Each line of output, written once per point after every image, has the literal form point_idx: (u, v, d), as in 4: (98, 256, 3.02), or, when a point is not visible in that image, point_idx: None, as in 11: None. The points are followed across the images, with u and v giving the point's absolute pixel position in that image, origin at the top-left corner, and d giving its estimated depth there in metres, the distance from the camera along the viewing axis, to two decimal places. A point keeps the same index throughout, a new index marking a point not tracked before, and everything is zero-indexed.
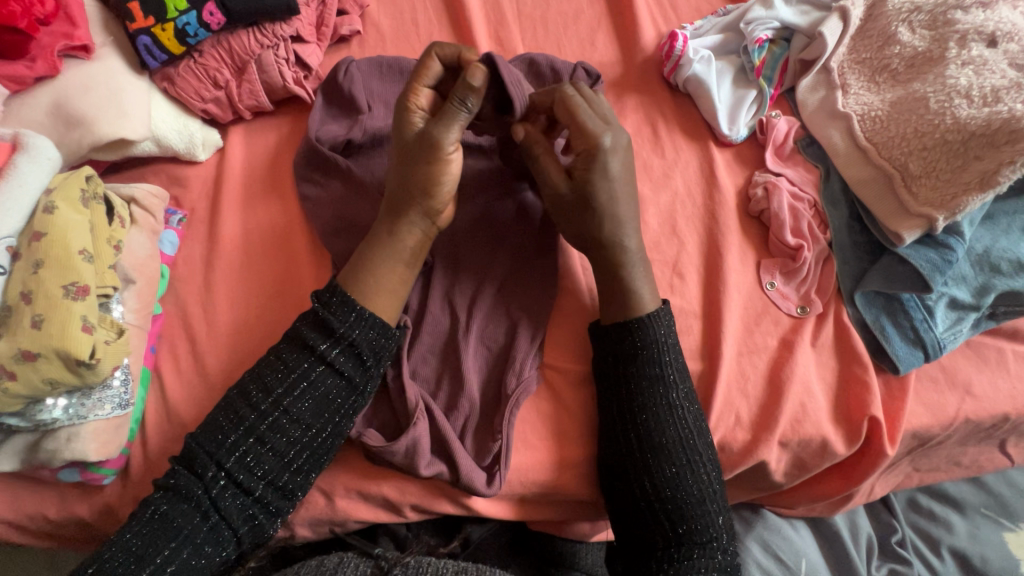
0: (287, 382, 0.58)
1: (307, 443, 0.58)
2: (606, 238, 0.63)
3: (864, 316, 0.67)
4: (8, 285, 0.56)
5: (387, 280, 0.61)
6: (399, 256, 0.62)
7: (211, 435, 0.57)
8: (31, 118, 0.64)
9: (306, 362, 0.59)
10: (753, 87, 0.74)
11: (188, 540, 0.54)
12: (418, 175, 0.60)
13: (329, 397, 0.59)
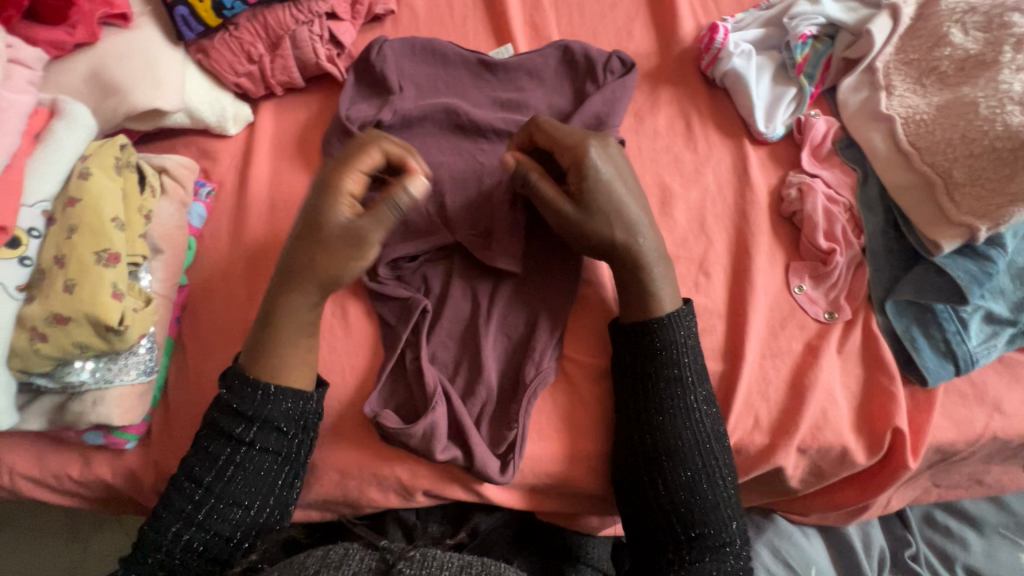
0: (214, 470, 0.59)
1: (250, 521, 0.60)
2: (620, 240, 0.61)
3: (894, 325, 0.65)
4: (42, 248, 0.57)
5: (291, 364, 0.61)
6: (304, 328, 0.62)
7: (153, 529, 0.58)
8: (69, 85, 0.65)
9: (228, 448, 0.59)
10: (792, 85, 0.72)
11: (186, 546, 0.57)
12: (324, 263, 0.61)
13: (262, 473, 0.60)
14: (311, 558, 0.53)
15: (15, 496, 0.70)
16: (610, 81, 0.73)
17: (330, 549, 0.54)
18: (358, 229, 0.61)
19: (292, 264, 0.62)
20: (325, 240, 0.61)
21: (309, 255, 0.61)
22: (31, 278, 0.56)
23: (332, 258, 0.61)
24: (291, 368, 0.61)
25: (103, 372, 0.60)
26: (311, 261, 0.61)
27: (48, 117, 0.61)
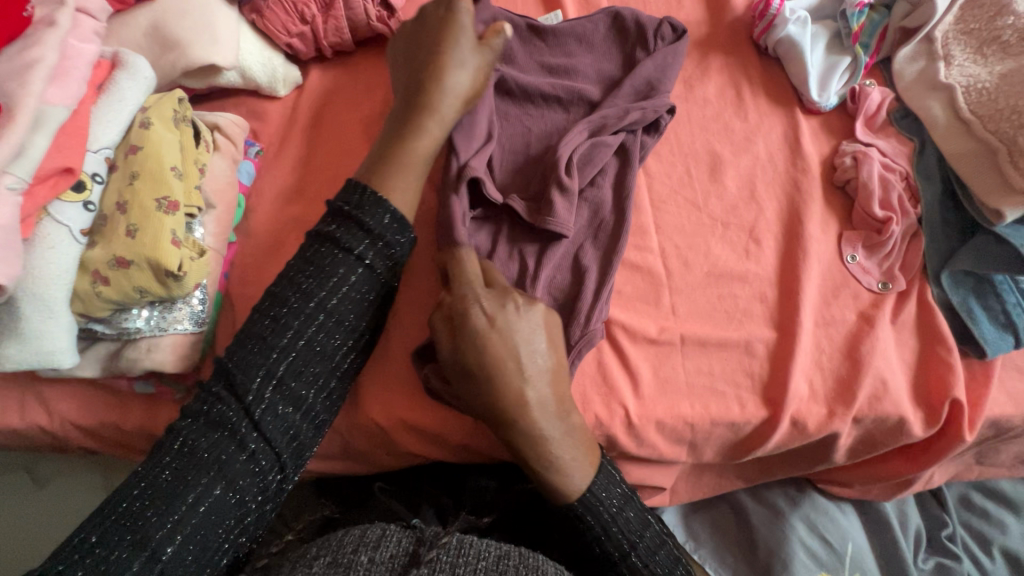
0: (327, 285, 0.56)
1: (352, 345, 0.58)
2: (509, 411, 0.54)
3: (951, 297, 0.64)
4: (105, 194, 0.58)
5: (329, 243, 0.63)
6: (420, 152, 0.61)
7: (246, 356, 0.54)
8: (129, 38, 0.66)
9: (345, 265, 0.56)
10: (847, 54, 0.71)
11: (292, 364, 0.55)
12: (427, 75, 0.61)
13: (365, 299, 0.58)
14: (350, 536, 0.51)
15: (66, 444, 0.72)
16: (660, 47, 0.73)
17: (366, 529, 0.53)
18: (461, 56, 0.62)
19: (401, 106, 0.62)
20: (444, 83, 0.61)
21: (418, 81, 0.62)
22: (94, 223, 0.57)
23: (456, 88, 0.62)
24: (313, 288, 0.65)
25: (158, 320, 0.61)
26: (423, 94, 0.61)
27: (110, 68, 0.62)
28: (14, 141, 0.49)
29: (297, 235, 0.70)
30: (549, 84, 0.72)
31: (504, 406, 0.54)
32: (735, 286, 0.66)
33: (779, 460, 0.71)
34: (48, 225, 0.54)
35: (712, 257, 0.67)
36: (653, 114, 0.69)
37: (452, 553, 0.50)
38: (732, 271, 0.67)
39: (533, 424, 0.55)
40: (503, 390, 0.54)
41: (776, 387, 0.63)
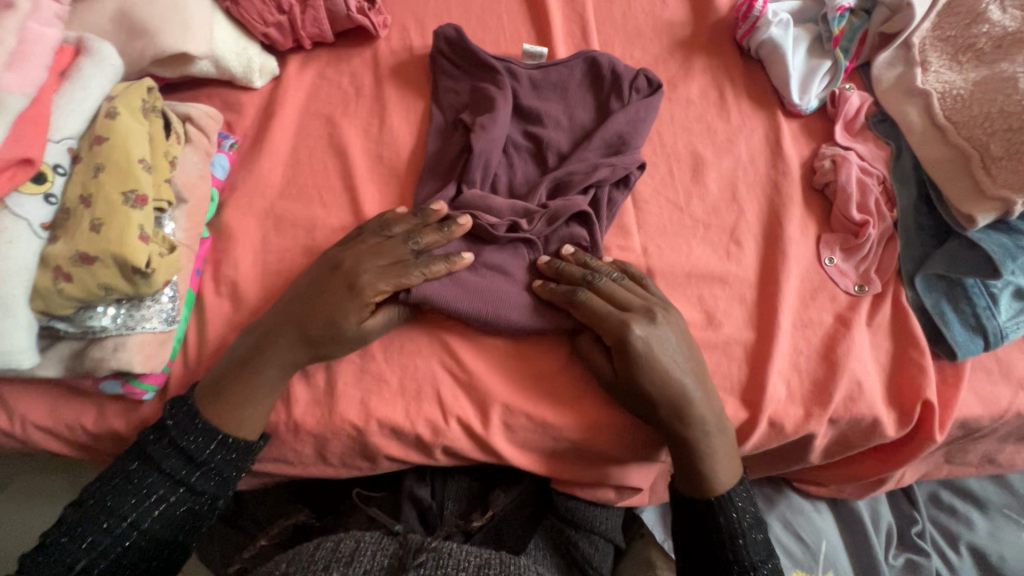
0: (205, 435, 0.59)
1: (213, 477, 0.59)
2: (676, 392, 0.58)
3: (924, 300, 0.65)
4: (67, 187, 0.55)
5: (246, 426, 0.60)
6: (268, 390, 0.61)
7: (118, 492, 0.56)
8: (95, 24, 0.62)
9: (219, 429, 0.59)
10: (828, 58, 0.72)
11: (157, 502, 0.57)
12: (316, 323, 0.59)
13: (227, 458, 0.60)
14: (322, 550, 0.52)
15: (27, 448, 0.69)
16: (639, 91, 0.71)
17: (340, 541, 0.54)
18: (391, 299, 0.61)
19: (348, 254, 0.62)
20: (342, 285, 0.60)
21: (298, 330, 0.60)
22: (55, 217, 0.55)
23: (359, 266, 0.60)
24: (244, 428, 0.60)
25: (125, 318, 0.59)
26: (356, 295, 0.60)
27: (74, 55, 0.59)
28: None
29: (275, 232, 0.69)
30: (531, 83, 0.71)
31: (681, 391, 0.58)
32: (715, 286, 0.67)
33: (757, 459, 0.71)
34: (6, 218, 0.51)
35: (694, 259, 0.67)
36: (623, 171, 0.66)
37: (435, 558, 0.52)
38: (713, 273, 0.67)
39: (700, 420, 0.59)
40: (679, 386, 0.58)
41: (753, 389, 0.63)
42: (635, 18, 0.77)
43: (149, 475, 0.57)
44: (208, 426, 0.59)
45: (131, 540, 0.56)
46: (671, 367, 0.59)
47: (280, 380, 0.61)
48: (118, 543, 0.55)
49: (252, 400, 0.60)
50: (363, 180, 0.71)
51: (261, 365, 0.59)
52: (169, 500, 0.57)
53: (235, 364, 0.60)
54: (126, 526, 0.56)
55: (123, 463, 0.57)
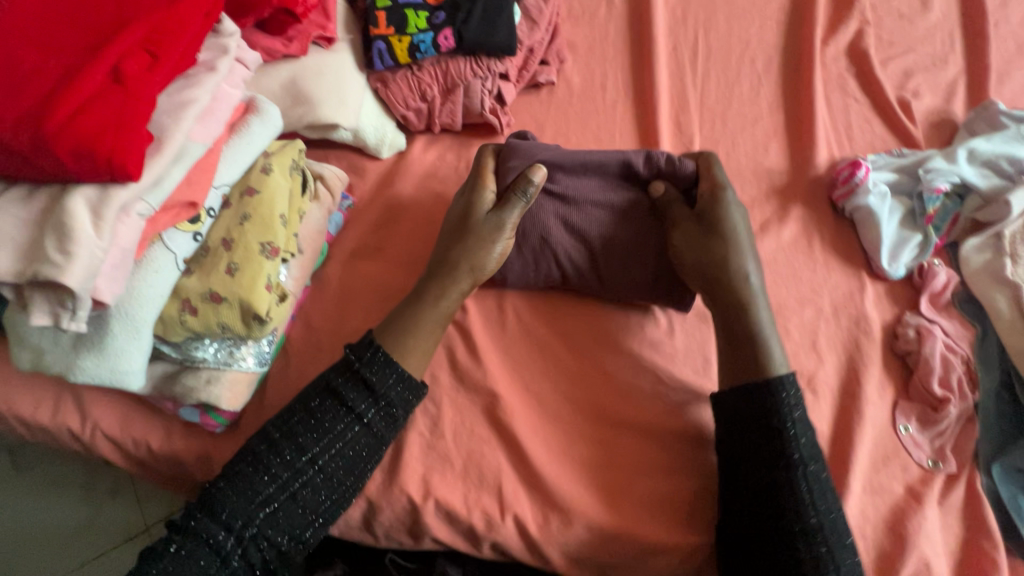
0: (322, 439, 0.60)
1: (331, 475, 0.60)
2: (732, 281, 0.65)
3: (1001, 490, 0.64)
4: (213, 228, 0.60)
5: (414, 362, 0.64)
6: (425, 330, 0.66)
7: (234, 488, 0.57)
8: (267, 87, 0.70)
9: (343, 423, 0.61)
10: (918, 231, 0.75)
11: (275, 501, 0.58)
12: (455, 253, 0.68)
13: (355, 453, 0.61)
14: None
15: (87, 451, 0.71)
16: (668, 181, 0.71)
17: None
18: (496, 223, 0.69)
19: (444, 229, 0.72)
20: (461, 246, 0.68)
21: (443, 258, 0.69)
22: (195, 253, 0.59)
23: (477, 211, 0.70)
24: (412, 362, 0.64)
25: (225, 353, 0.62)
26: (461, 223, 0.70)
27: (245, 111, 0.66)
28: (155, 172, 0.52)
29: (372, 294, 0.73)
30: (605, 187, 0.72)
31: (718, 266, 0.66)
32: None
33: None
34: (157, 249, 0.55)
35: None
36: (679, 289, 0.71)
37: None
38: None
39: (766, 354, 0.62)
40: (719, 258, 0.66)
41: None
42: (738, 160, 0.82)
43: (312, 430, 0.60)
44: (311, 437, 0.60)
45: (273, 508, 0.58)
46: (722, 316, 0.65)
47: (447, 316, 0.67)
48: (273, 501, 0.58)
49: (417, 333, 0.65)
50: None
51: (445, 288, 0.67)
52: (291, 488, 0.59)
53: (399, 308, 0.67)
54: (274, 491, 0.58)
55: (283, 426, 0.60)
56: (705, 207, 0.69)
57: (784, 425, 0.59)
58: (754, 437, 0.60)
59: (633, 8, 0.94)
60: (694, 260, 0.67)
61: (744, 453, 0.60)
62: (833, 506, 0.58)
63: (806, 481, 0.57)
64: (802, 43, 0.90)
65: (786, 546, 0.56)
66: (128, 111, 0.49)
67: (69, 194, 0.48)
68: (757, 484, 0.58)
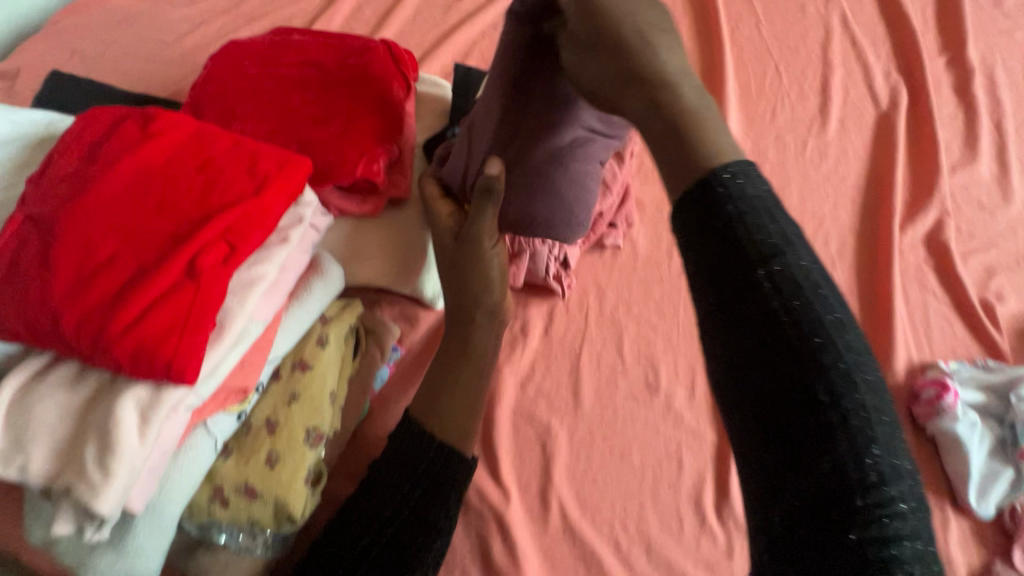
0: (370, 533, 0.52)
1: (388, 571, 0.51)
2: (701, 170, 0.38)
3: None
4: (258, 405, 0.57)
5: (455, 425, 0.58)
6: (473, 367, 0.61)
7: None
8: (334, 242, 0.69)
9: (388, 508, 0.53)
10: (1010, 465, 0.67)
11: None
12: (469, 286, 0.63)
13: (409, 544, 0.52)
14: None
15: None
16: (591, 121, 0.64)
17: None
18: (473, 234, 0.62)
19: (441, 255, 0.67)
20: (464, 269, 0.63)
21: (455, 303, 0.64)
22: (236, 433, 0.56)
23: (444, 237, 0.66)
24: (453, 425, 0.58)
25: (247, 535, 0.54)
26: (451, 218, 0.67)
27: (308, 270, 0.64)
28: (212, 362, 0.50)
29: None
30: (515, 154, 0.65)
31: (616, 63, 0.46)
32: None
33: None
34: (199, 435, 0.52)
35: None
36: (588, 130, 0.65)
37: None
38: None
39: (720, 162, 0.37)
40: (669, 119, 0.41)
41: None
42: None
43: (367, 502, 0.53)
44: (358, 529, 0.52)
45: None
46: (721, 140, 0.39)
47: (484, 356, 0.63)
48: None
49: (459, 382, 0.61)
50: (506, 439, 0.71)
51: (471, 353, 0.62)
52: None
53: (438, 364, 0.62)
54: None
55: (326, 535, 0.53)
56: (591, 34, 0.49)
57: (735, 211, 0.36)
58: (758, 277, 0.35)
59: None
60: (592, 76, 0.48)
61: (734, 305, 0.35)
62: (910, 469, 0.33)
63: (843, 378, 0.33)
64: (878, 228, 0.87)
65: (809, 549, 0.31)
66: (196, 310, 0.46)
67: (118, 394, 0.45)
68: (756, 482, 0.35)
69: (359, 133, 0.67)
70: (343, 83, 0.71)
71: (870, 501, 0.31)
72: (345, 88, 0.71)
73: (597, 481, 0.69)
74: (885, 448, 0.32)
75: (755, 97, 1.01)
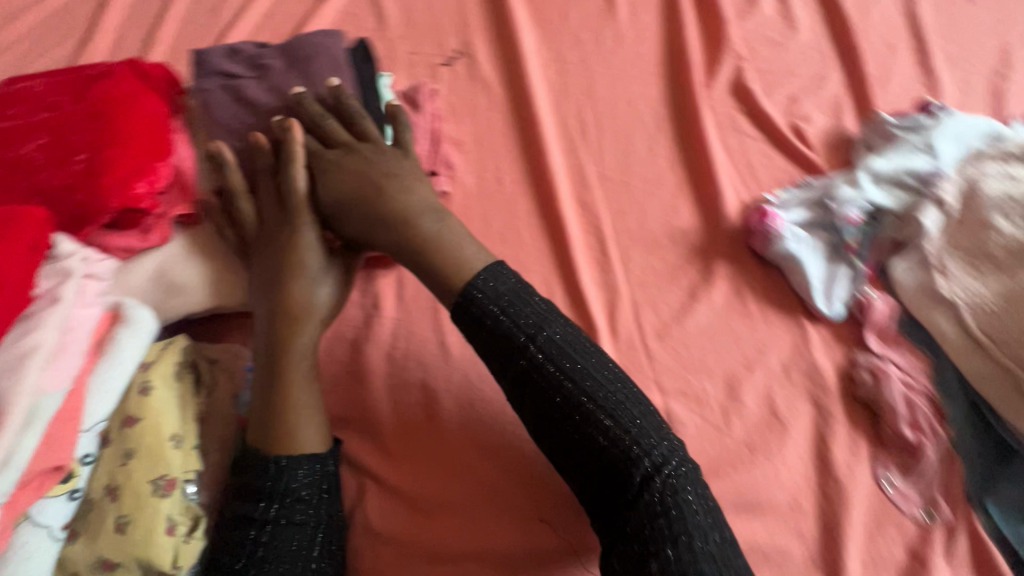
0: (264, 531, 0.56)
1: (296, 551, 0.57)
2: (390, 203, 0.67)
3: (1001, 529, 0.60)
4: (93, 476, 0.54)
5: (311, 437, 0.61)
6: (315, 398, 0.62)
7: None
8: (133, 285, 0.63)
9: (261, 505, 0.57)
10: (845, 264, 0.73)
11: None
12: (293, 341, 0.63)
13: (304, 523, 0.58)
14: None
15: None
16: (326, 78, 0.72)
17: None
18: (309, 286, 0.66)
19: (250, 240, 0.68)
20: (308, 326, 0.65)
21: (271, 351, 0.63)
22: (77, 512, 0.53)
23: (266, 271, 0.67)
24: (309, 441, 0.61)
25: None
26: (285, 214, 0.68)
27: (109, 322, 0.59)
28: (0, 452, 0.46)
29: None
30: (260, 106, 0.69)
31: (360, 175, 0.68)
32: (768, 519, 0.62)
33: None
34: (26, 529, 0.49)
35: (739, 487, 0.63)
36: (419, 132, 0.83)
37: None
38: (767, 503, 0.62)
39: (408, 202, 0.67)
40: (383, 199, 0.67)
41: None
42: (651, 227, 0.79)
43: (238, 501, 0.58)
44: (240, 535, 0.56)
45: None
46: (421, 203, 0.67)
47: (311, 384, 0.63)
48: None
49: (294, 400, 0.61)
50: (386, 414, 0.70)
51: (289, 391, 0.61)
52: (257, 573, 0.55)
53: (264, 401, 0.61)
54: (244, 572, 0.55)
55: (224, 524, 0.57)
56: (331, 187, 0.69)
57: (479, 294, 0.60)
58: (520, 361, 0.57)
59: (512, 89, 0.92)
60: (340, 185, 0.68)
61: (509, 360, 0.58)
62: (643, 407, 0.57)
63: (579, 373, 0.57)
64: (685, 91, 0.89)
65: (568, 433, 0.55)
66: None
67: None
68: (553, 453, 0.57)
69: (112, 155, 0.61)
70: (78, 112, 0.64)
71: (623, 435, 0.54)
72: (80, 117, 0.64)
73: (485, 420, 0.69)
74: (619, 401, 0.56)
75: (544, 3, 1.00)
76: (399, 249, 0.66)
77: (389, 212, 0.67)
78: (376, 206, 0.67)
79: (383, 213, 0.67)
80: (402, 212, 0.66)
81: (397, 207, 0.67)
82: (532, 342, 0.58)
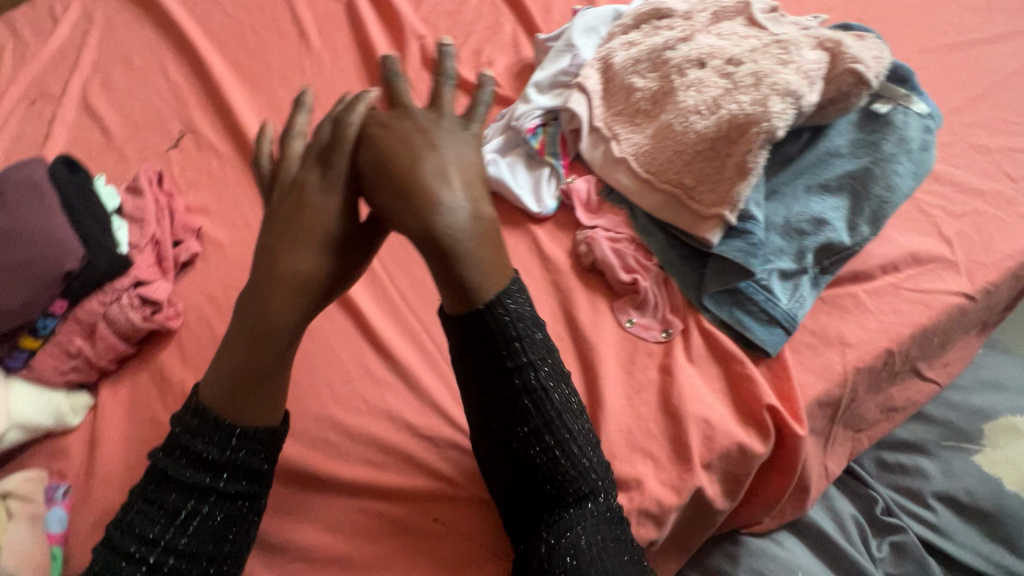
0: (166, 530, 0.55)
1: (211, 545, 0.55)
2: (409, 175, 0.55)
3: (721, 316, 0.70)
4: None
5: (251, 415, 0.57)
6: (274, 398, 0.58)
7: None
8: None
9: (153, 531, 0.54)
10: (544, 165, 0.82)
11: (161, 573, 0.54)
12: (258, 309, 0.57)
13: (219, 526, 0.56)
14: None
15: None
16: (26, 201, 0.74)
17: None
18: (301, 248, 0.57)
19: (301, 181, 0.58)
20: (280, 301, 0.57)
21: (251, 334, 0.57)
22: None
23: (288, 260, 0.56)
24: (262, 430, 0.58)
25: None
26: (330, 170, 0.58)
27: None
28: None
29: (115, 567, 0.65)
30: None
31: (392, 152, 0.57)
32: None
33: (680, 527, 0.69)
34: None
35: None
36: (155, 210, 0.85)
37: None
38: None
39: (423, 196, 0.54)
40: (415, 181, 0.55)
41: (620, 480, 0.64)
42: None
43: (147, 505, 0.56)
44: (153, 532, 0.54)
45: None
46: (428, 171, 0.55)
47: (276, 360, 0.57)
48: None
49: (266, 387, 0.57)
50: None
51: (256, 385, 0.57)
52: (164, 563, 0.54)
53: (247, 363, 0.57)
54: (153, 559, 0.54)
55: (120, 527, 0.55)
56: (368, 158, 0.58)
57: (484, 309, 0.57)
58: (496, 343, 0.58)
59: (238, 141, 0.97)
60: (383, 195, 0.56)
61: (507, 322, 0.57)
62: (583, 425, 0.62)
63: (546, 374, 0.60)
64: None
65: (510, 415, 0.59)
66: None
67: None
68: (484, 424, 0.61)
69: None
70: None
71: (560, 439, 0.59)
72: None
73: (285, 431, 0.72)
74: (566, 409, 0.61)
75: (249, 60, 1.08)
76: (423, 236, 0.55)
77: (423, 188, 0.55)
78: (429, 209, 0.54)
79: (414, 188, 0.55)
80: (452, 209, 0.55)
81: (449, 198, 0.55)
82: (530, 366, 0.59)
